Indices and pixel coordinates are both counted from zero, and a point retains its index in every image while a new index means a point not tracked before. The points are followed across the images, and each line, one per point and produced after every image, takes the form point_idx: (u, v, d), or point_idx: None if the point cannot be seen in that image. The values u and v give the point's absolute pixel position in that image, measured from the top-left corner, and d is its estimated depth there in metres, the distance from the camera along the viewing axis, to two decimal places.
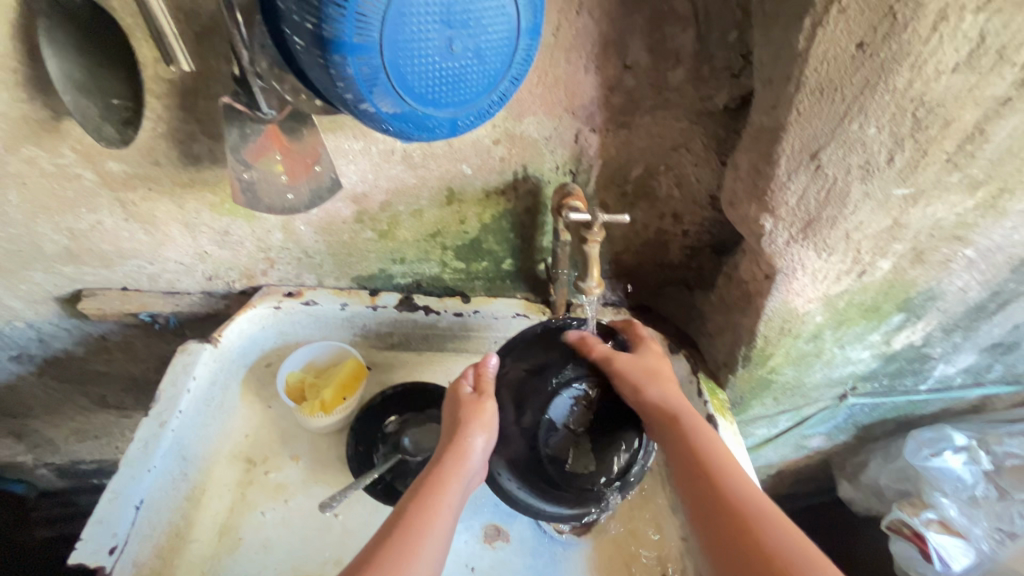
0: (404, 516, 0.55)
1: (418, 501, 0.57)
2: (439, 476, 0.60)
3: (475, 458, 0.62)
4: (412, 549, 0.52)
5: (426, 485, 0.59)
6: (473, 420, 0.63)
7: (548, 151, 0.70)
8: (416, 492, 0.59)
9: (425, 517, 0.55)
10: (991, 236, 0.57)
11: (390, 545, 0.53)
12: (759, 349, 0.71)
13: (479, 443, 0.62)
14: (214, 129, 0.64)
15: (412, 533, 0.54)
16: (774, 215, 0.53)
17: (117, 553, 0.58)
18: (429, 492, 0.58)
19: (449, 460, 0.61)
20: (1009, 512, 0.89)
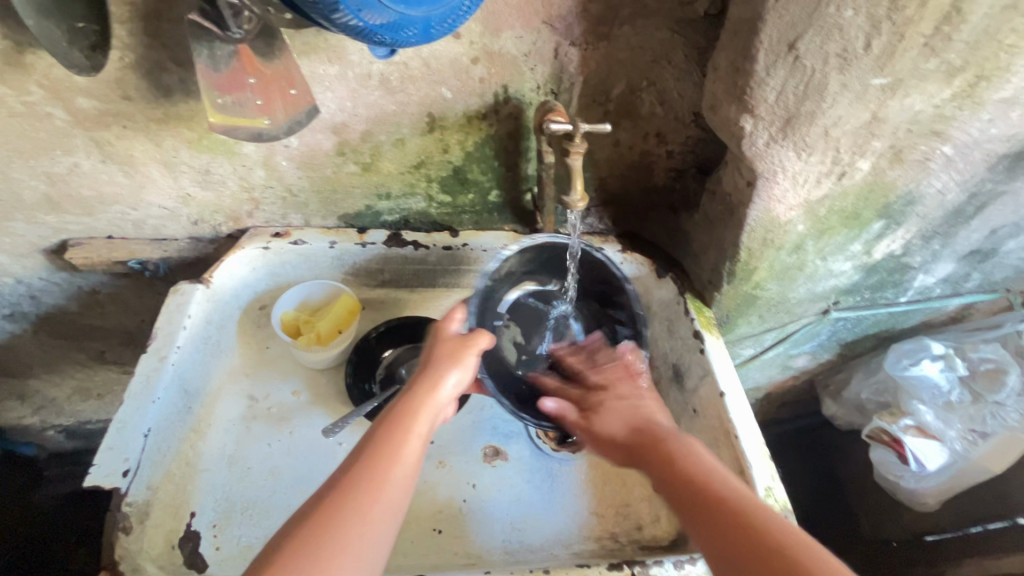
0: (363, 459, 0.52)
1: (387, 428, 0.55)
2: (409, 409, 0.57)
3: (447, 390, 0.60)
4: (376, 494, 0.50)
5: (395, 413, 0.57)
6: (454, 352, 0.63)
7: (528, 69, 0.69)
8: (384, 422, 0.56)
9: (387, 455, 0.53)
10: (969, 130, 0.58)
11: (350, 484, 0.50)
12: (743, 264, 0.73)
13: (454, 377, 0.61)
14: (183, 56, 0.62)
15: (377, 477, 0.51)
16: (753, 114, 0.54)
17: (132, 476, 0.60)
18: (397, 424, 0.56)
19: (418, 390, 0.59)
20: (981, 413, 0.94)
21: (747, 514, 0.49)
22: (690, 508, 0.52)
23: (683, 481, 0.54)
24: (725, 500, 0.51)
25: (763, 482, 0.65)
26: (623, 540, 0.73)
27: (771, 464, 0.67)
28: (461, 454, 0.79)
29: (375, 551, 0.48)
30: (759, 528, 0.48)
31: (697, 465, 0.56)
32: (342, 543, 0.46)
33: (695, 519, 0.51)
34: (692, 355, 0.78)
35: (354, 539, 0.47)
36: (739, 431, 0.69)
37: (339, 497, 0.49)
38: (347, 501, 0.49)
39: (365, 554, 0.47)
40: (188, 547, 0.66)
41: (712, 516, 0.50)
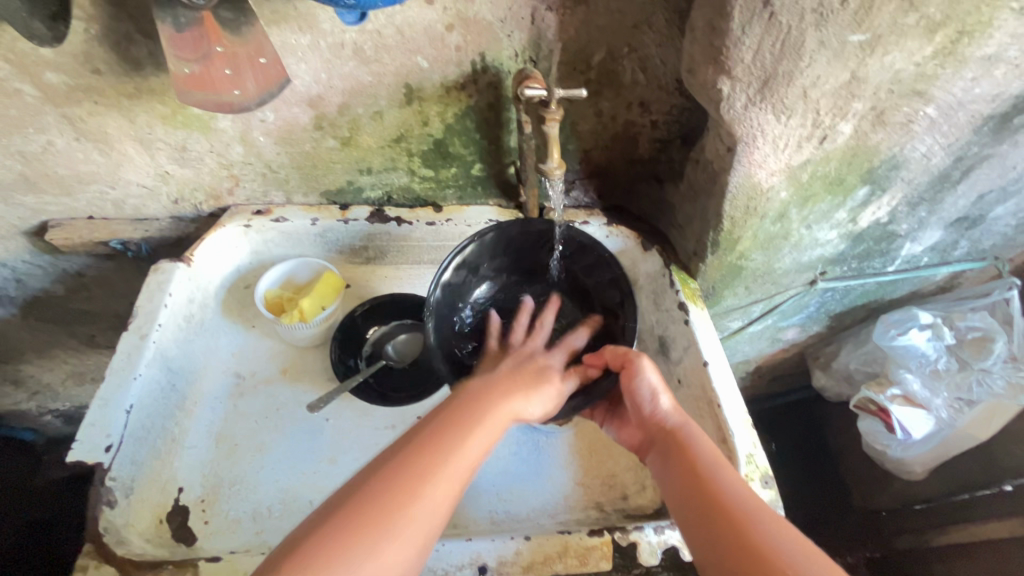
0: (428, 437, 0.53)
1: (455, 419, 0.56)
2: (483, 406, 0.58)
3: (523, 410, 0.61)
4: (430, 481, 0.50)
5: (471, 406, 0.58)
6: (540, 379, 0.65)
7: (505, 36, 0.68)
8: (453, 412, 0.57)
9: (450, 446, 0.53)
10: (952, 89, 0.57)
11: (418, 459, 0.51)
12: (726, 234, 0.72)
13: (534, 399, 0.62)
14: (149, 26, 0.61)
15: (442, 460, 0.51)
16: (730, 75, 0.54)
17: (114, 451, 0.61)
18: (467, 417, 0.56)
19: (497, 394, 0.60)
20: (967, 381, 0.94)
21: (748, 524, 0.49)
22: (693, 506, 0.53)
23: (694, 480, 0.55)
24: (730, 504, 0.51)
25: (743, 449, 0.66)
26: (608, 509, 0.74)
27: (753, 431, 0.67)
28: None
29: (428, 530, 0.48)
30: (754, 541, 0.48)
31: (711, 467, 0.55)
32: (404, 515, 0.47)
33: (698, 516, 0.52)
34: (677, 326, 0.78)
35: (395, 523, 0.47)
36: (722, 400, 0.69)
37: (404, 463, 0.51)
38: (410, 471, 0.50)
39: (422, 531, 0.47)
40: (176, 521, 0.66)
41: (714, 519, 0.51)
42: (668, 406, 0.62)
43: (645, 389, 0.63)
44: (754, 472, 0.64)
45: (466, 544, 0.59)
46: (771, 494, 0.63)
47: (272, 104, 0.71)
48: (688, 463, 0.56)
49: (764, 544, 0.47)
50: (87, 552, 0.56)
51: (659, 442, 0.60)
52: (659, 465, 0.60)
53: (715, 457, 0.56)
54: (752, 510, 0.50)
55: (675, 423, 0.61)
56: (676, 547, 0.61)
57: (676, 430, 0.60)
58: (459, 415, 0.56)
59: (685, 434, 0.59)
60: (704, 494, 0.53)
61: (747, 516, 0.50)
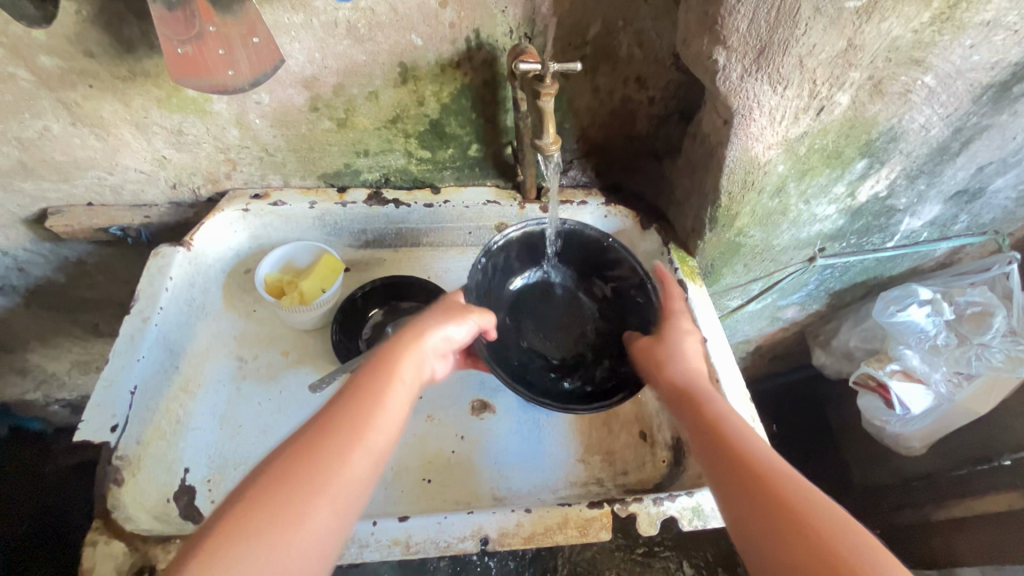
0: (351, 393, 0.52)
1: (368, 373, 0.54)
2: (395, 355, 0.56)
3: (435, 343, 0.59)
4: (350, 443, 0.48)
5: (383, 356, 0.56)
6: (447, 309, 0.62)
7: (499, 12, 0.67)
8: (366, 369, 0.55)
9: (364, 400, 0.51)
10: (950, 57, 0.57)
11: (335, 423, 0.49)
12: (724, 210, 0.71)
13: (448, 330, 0.60)
14: (140, 6, 0.61)
15: (362, 421, 0.50)
16: (725, 46, 0.55)
17: (120, 430, 0.62)
18: (380, 369, 0.54)
19: (407, 336, 0.58)
20: (967, 355, 0.95)
21: (775, 478, 0.47)
22: (719, 462, 0.51)
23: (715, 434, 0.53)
24: (742, 453, 0.50)
25: (742, 422, 0.67)
26: (608, 484, 0.75)
27: (752, 405, 0.68)
28: (449, 408, 0.79)
29: (345, 499, 0.46)
30: (786, 494, 0.46)
31: (724, 420, 0.54)
32: (326, 479, 0.46)
33: (722, 472, 0.50)
34: None
35: (314, 495, 0.45)
36: (720, 375, 0.70)
37: (317, 431, 0.48)
38: (325, 439, 0.48)
39: (349, 495, 0.46)
40: (183, 501, 0.67)
41: (737, 474, 0.49)
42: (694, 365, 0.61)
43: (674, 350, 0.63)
44: None
45: (468, 517, 0.60)
46: None
47: (267, 85, 0.71)
48: (713, 419, 0.54)
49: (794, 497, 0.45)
50: (95, 528, 0.57)
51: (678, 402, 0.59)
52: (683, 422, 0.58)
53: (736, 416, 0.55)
54: (762, 458, 0.49)
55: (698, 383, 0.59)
56: (675, 518, 0.62)
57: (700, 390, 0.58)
58: (375, 374, 0.54)
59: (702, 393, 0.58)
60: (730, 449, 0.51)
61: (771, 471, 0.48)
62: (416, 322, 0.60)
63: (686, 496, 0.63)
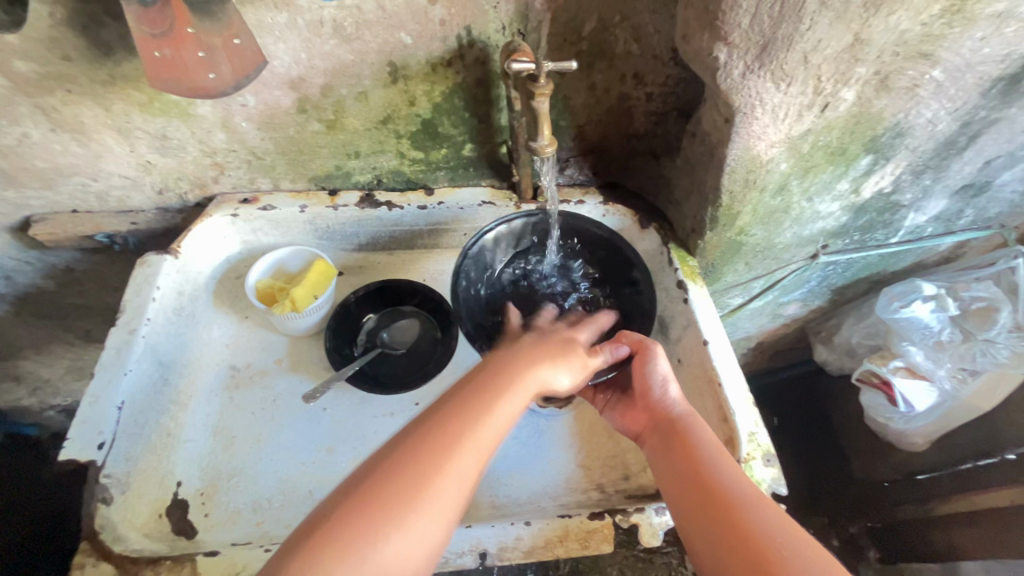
0: (460, 415, 0.51)
1: (479, 393, 0.53)
2: (512, 382, 0.55)
3: (550, 375, 0.57)
4: (452, 467, 0.47)
5: (499, 383, 0.54)
6: (571, 352, 0.61)
7: (490, 8, 0.65)
8: (475, 392, 0.54)
9: (474, 424, 0.50)
10: (958, 50, 0.55)
11: (438, 440, 0.48)
12: (726, 209, 0.69)
13: (558, 365, 0.58)
14: (116, 8, 0.59)
15: (461, 442, 0.49)
16: (727, 43, 0.53)
17: (107, 448, 0.61)
18: (496, 397, 0.53)
19: (524, 364, 0.57)
20: (972, 351, 0.93)
21: (756, 533, 0.47)
22: (685, 492, 0.54)
23: (695, 472, 0.54)
24: (746, 520, 0.48)
25: (746, 427, 0.65)
26: (609, 490, 0.73)
27: (754, 409, 0.67)
28: None
29: (441, 525, 0.46)
30: (744, 525, 0.48)
31: (719, 471, 0.53)
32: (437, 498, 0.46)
33: (688, 501, 0.53)
34: (675, 306, 0.77)
35: (412, 514, 0.45)
36: (722, 378, 0.68)
37: (421, 451, 0.48)
38: (430, 460, 0.47)
39: (443, 522, 0.46)
40: (175, 514, 0.66)
41: (707, 507, 0.51)
42: (676, 394, 0.62)
43: (657, 374, 0.63)
44: (756, 450, 0.64)
45: (466, 531, 0.59)
46: (774, 471, 0.63)
47: (252, 87, 0.68)
48: (701, 466, 0.54)
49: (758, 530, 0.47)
50: (82, 551, 0.56)
51: (660, 428, 0.61)
52: (656, 453, 0.60)
53: (705, 438, 0.57)
54: (777, 535, 0.47)
55: (681, 415, 0.60)
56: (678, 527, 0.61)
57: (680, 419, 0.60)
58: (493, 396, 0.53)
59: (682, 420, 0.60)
60: (705, 487, 0.53)
61: (744, 506, 0.50)
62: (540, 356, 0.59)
63: None
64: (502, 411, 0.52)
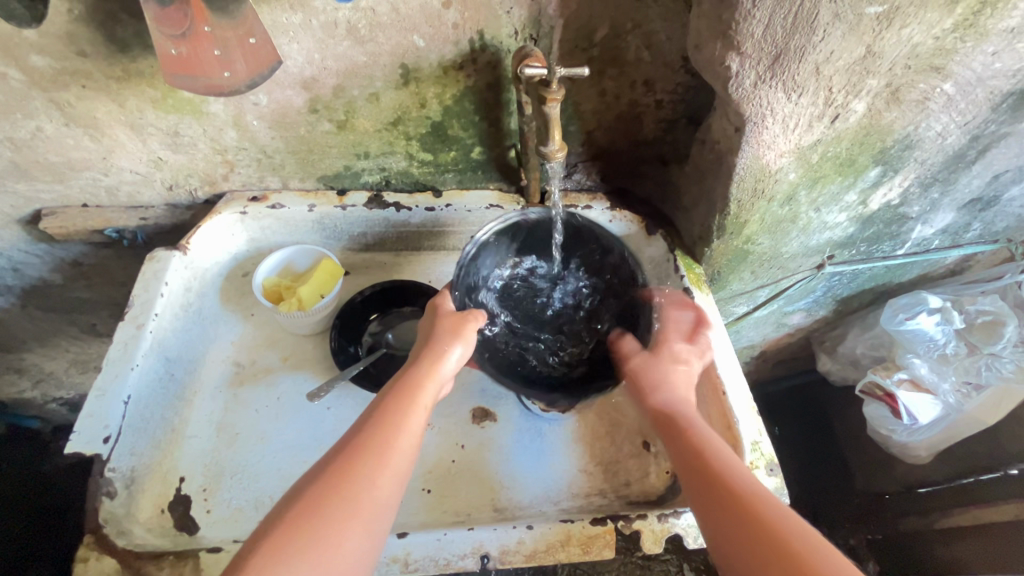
0: (376, 418, 0.53)
1: (394, 395, 0.56)
2: (414, 379, 0.58)
3: (450, 365, 0.61)
4: (383, 465, 0.50)
5: (401, 381, 0.58)
6: (453, 327, 0.63)
7: (503, 13, 0.65)
8: (390, 393, 0.57)
9: (390, 418, 0.53)
10: (970, 65, 0.55)
11: (363, 443, 0.51)
12: (733, 217, 0.69)
13: (458, 352, 0.61)
14: (133, 5, 0.59)
15: (386, 440, 0.52)
16: (739, 52, 0.54)
17: (112, 442, 0.61)
18: (402, 392, 0.56)
19: (423, 360, 0.60)
20: (976, 365, 0.94)
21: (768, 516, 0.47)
22: (698, 486, 0.52)
23: (708, 463, 0.53)
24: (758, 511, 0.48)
25: (749, 436, 0.65)
26: (611, 496, 0.73)
27: (758, 418, 0.66)
28: (449, 415, 0.78)
29: (380, 521, 0.48)
30: (760, 518, 0.47)
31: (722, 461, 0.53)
32: (355, 497, 0.47)
33: (702, 503, 0.51)
34: None
35: (350, 515, 0.47)
36: (726, 386, 0.68)
37: (348, 454, 0.50)
38: (357, 462, 0.49)
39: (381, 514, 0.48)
40: (178, 510, 0.66)
41: (719, 498, 0.50)
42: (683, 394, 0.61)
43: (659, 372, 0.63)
44: (760, 460, 0.63)
45: (468, 533, 0.59)
46: (776, 481, 0.63)
47: (265, 86, 0.69)
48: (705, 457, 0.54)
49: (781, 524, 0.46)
50: (87, 544, 0.56)
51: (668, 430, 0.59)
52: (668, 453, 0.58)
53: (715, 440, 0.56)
54: (789, 525, 0.46)
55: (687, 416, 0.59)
56: (681, 535, 0.61)
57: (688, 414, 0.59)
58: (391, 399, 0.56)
59: (690, 420, 0.58)
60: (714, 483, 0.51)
61: (759, 498, 0.49)
62: (428, 345, 0.61)
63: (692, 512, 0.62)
64: (417, 407, 0.55)
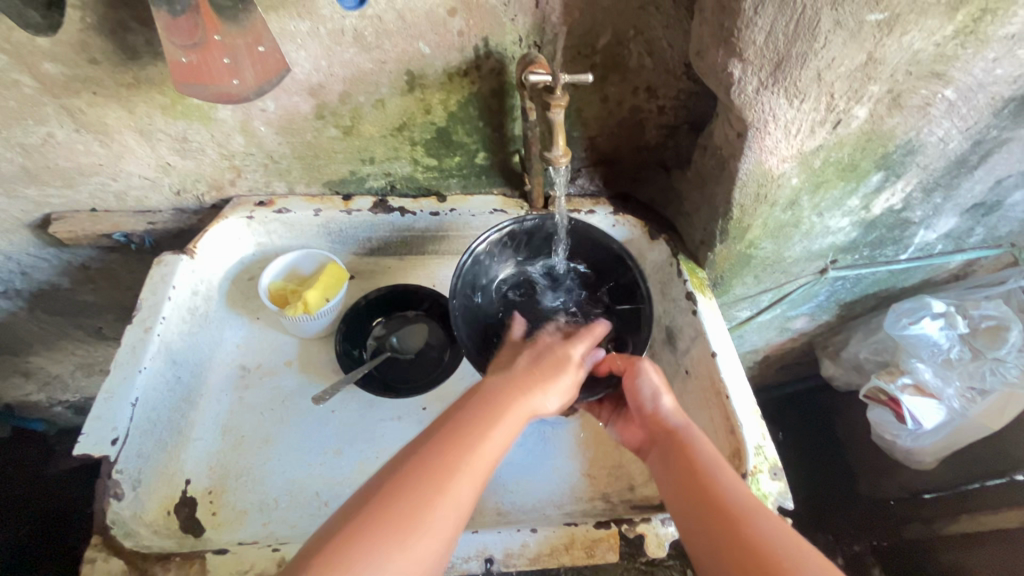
0: (479, 419, 0.52)
1: (486, 398, 0.55)
2: (505, 384, 0.57)
3: (562, 383, 0.59)
4: (469, 468, 0.48)
5: (506, 384, 0.57)
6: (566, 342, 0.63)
7: (508, 21, 0.66)
8: (478, 395, 0.56)
9: (478, 419, 0.52)
10: (971, 71, 0.56)
11: (451, 440, 0.50)
12: (736, 222, 0.70)
13: (567, 372, 0.60)
14: (145, 13, 0.60)
15: (476, 441, 0.50)
16: (741, 58, 0.54)
17: (120, 444, 0.61)
18: (502, 395, 0.55)
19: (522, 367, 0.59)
20: (980, 370, 0.93)
21: (758, 531, 0.47)
22: (690, 509, 0.52)
23: (698, 484, 0.53)
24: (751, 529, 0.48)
25: (753, 440, 0.65)
26: (615, 500, 0.73)
27: (763, 422, 0.66)
28: None
29: (455, 526, 0.46)
30: (747, 536, 0.47)
31: (713, 473, 0.53)
32: (438, 496, 0.46)
33: (693, 518, 0.51)
34: (684, 317, 0.77)
35: (429, 514, 0.45)
36: (730, 391, 0.68)
37: (436, 449, 0.49)
38: (444, 459, 0.48)
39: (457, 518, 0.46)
40: (184, 512, 0.67)
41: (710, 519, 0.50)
42: (669, 406, 0.61)
43: (646, 388, 0.63)
44: (763, 464, 0.63)
45: (472, 537, 0.59)
46: (779, 485, 0.62)
47: (272, 93, 0.70)
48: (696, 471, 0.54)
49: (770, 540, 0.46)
50: (94, 545, 0.56)
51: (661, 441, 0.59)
52: (656, 464, 0.59)
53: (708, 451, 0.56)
54: (776, 541, 0.46)
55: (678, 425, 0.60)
56: (683, 539, 0.61)
57: (678, 431, 0.59)
58: (485, 400, 0.55)
59: (683, 431, 0.59)
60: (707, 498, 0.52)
61: (748, 514, 0.49)
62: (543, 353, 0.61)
63: None
64: (511, 414, 0.54)
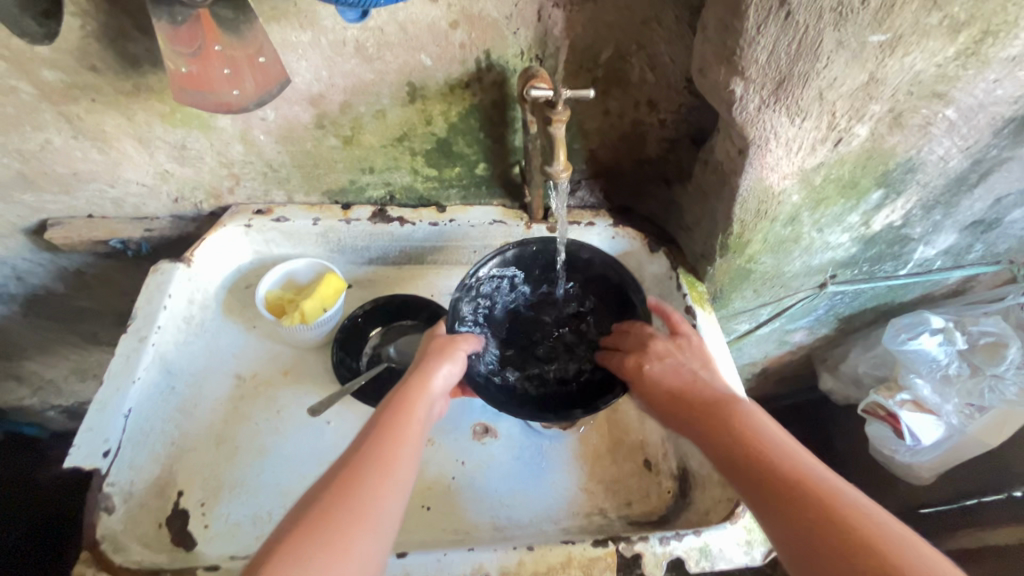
0: (366, 443, 0.53)
1: (381, 421, 0.55)
2: (408, 398, 0.58)
3: (439, 384, 0.61)
4: (376, 486, 0.49)
5: (392, 403, 0.57)
6: (442, 348, 0.64)
7: (510, 34, 0.66)
8: (380, 417, 0.56)
9: (377, 440, 0.53)
10: (972, 91, 0.56)
11: (353, 469, 0.50)
12: (736, 237, 0.70)
13: (446, 370, 0.62)
14: (144, 21, 0.60)
15: (377, 462, 0.51)
16: (743, 77, 0.54)
17: (112, 456, 0.62)
18: (394, 412, 0.56)
19: (413, 379, 0.60)
20: (979, 387, 0.93)
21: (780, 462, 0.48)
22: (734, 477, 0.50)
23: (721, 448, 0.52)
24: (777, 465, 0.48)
25: None
26: (612, 515, 0.73)
27: None
28: (450, 431, 0.78)
29: (378, 544, 0.47)
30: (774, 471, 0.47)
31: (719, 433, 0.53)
32: (350, 522, 0.46)
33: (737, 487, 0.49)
34: None
35: (346, 538, 0.45)
36: None
37: (336, 480, 0.49)
38: (351, 484, 0.48)
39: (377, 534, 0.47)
40: (176, 524, 0.66)
41: (759, 484, 0.47)
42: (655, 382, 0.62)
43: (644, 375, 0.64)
44: None
45: (467, 553, 0.59)
46: None
47: (273, 102, 0.70)
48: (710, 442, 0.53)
49: (847, 507, 0.43)
50: (83, 560, 0.56)
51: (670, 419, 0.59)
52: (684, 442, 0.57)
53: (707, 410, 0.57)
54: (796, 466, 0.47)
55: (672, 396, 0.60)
56: (682, 558, 0.60)
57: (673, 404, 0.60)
58: (398, 401, 0.57)
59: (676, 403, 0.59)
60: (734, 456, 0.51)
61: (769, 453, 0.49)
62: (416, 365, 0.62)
63: (693, 535, 0.61)
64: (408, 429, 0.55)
